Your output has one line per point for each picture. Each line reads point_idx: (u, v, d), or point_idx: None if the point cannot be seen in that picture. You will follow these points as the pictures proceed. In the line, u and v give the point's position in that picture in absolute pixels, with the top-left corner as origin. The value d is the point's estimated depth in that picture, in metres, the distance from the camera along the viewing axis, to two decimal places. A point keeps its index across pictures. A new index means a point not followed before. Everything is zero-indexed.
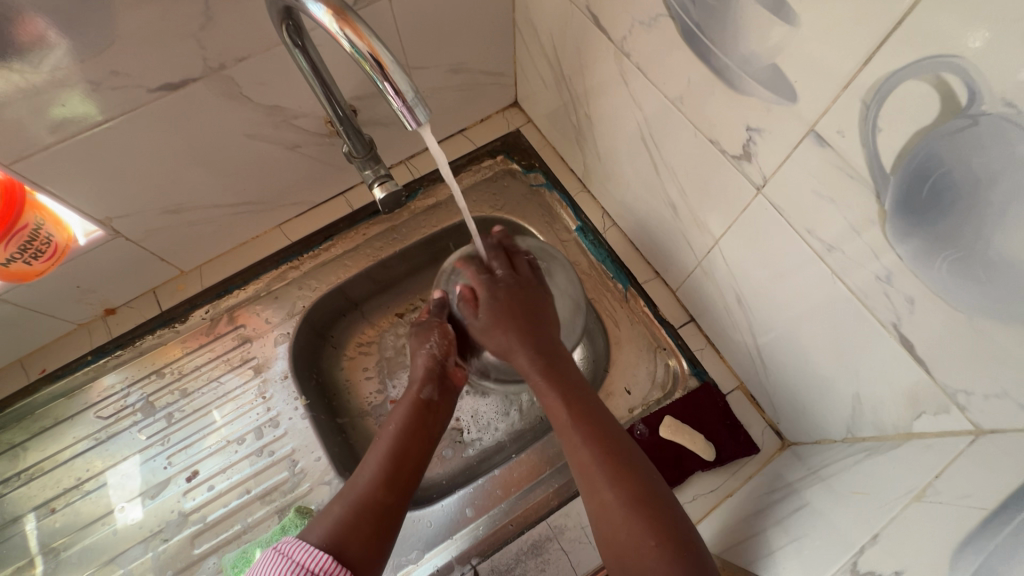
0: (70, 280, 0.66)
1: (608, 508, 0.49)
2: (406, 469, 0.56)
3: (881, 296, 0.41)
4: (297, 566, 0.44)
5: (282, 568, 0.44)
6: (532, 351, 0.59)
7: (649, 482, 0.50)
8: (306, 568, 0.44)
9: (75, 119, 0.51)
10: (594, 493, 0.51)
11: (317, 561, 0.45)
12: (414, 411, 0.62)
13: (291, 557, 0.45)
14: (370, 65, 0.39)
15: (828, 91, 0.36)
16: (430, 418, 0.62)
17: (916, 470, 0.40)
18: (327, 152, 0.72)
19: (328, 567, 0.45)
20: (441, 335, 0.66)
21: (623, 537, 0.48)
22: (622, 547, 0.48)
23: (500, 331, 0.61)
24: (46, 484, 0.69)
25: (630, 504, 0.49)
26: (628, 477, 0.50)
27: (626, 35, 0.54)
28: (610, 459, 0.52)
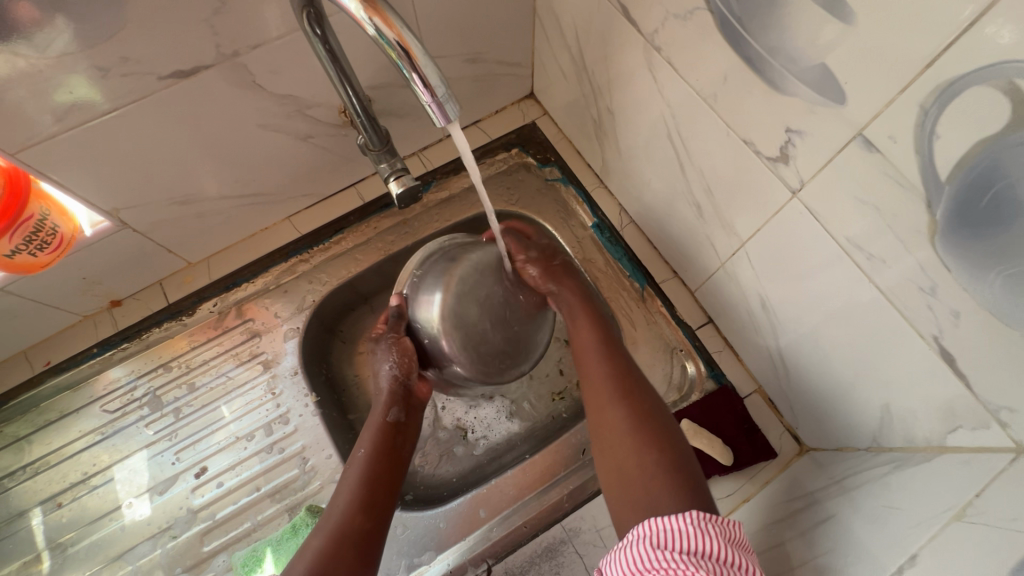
0: (76, 272, 0.65)
1: (615, 425, 0.55)
2: (380, 492, 0.56)
3: (921, 308, 0.40)
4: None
5: None
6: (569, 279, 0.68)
7: (654, 409, 0.55)
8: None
9: (83, 105, 0.49)
10: (604, 423, 0.55)
11: None
12: (382, 437, 0.61)
13: None
14: (398, 54, 0.37)
15: (883, 93, 0.35)
16: (401, 439, 0.61)
17: (953, 488, 0.39)
18: (339, 143, 0.70)
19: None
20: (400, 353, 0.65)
21: (626, 460, 0.52)
22: (618, 464, 0.53)
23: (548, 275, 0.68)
24: (52, 478, 0.67)
25: (636, 439, 0.53)
26: (631, 405, 0.55)
27: (658, 29, 0.52)
28: (618, 394, 0.56)
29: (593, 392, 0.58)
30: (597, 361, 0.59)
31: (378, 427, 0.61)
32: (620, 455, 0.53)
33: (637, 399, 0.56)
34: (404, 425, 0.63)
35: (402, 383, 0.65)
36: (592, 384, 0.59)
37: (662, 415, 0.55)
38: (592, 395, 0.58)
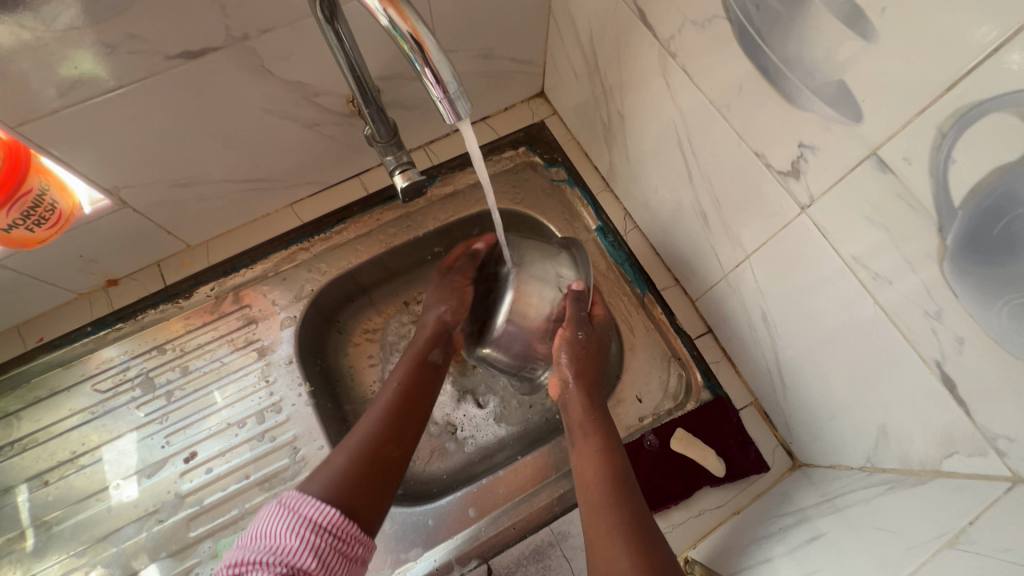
0: (74, 249, 0.64)
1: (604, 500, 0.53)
2: (408, 423, 0.60)
3: (926, 332, 0.39)
4: (306, 520, 0.46)
5: (292, 522, 0.45)
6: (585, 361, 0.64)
7: (644, 518, 0.51)
8: (317, 523, 0.46)
9: (88, 80, 0.49)
10: (595, 506, 0.53)
11: (326, 516, 0.47)
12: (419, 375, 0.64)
13: (298, 511, 0.46)
14: (411, 47, 0.36)
15: (900, 114, 0.34)
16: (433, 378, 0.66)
17: (948, 514, 0.39)
18: (346, 132, 0.69)
19: (340, 524, 0.47)
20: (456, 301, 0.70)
21: (612, 534, 0.49)
22: (601, 542, 0.50)
23: (579, 369, 0.63)
24: (40, 455, 0.67)
25: (627, 545, 0.48)
26: (624, 514, 0.51)
27: (675, 35, 0.51)
28: (610, 503, 0.52)
29: (585, 477, 0.56)
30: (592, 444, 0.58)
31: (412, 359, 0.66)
32: (604, 532, 0.50)
33: (629, 510, 0.51)
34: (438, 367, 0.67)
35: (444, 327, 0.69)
36: (589, 494, 0.54)
37: (651, 527, 0.50)
38: (584, 479, 0.56)
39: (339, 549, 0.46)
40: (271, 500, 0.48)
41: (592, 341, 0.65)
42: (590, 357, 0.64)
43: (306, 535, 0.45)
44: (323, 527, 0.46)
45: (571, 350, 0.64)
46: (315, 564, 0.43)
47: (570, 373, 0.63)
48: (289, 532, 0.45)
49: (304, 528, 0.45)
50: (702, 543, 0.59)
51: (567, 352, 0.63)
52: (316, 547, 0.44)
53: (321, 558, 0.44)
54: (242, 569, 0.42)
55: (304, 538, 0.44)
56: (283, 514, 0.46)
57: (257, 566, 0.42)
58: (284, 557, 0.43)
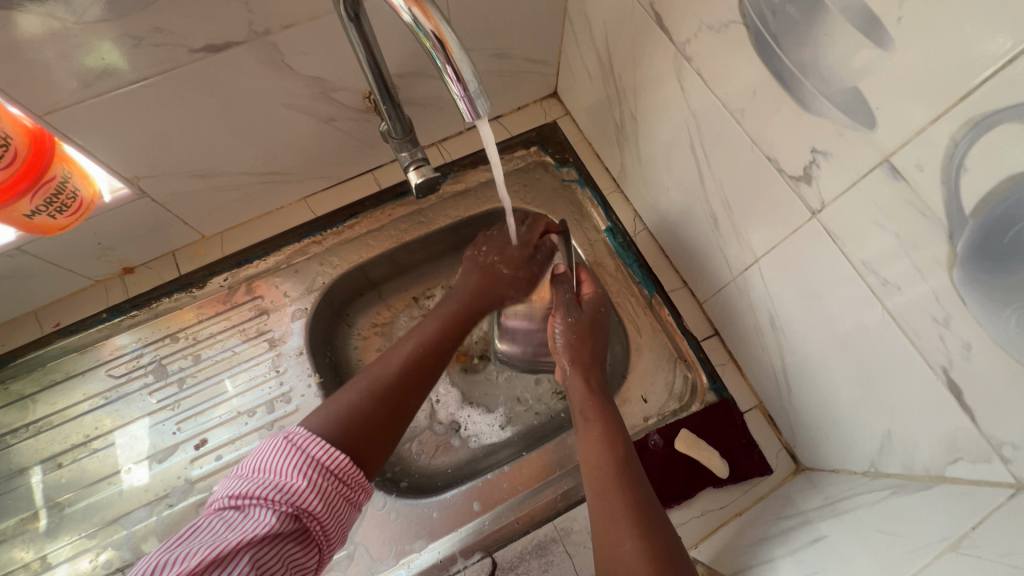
0: (92, 237, 0.65)
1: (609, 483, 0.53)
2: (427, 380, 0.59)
3: (933, 338, 0.40)
4: (313, 462, 0.46)
5: (300, 462, 0.46)
6: (582, 344, 0.65)
7: (650, 500, 0.51)
8: (324, 466, 0.47)
9: (113, 71, 0.50)
10: (600, 490, 0.53)
11: (334, 461, 0.47)
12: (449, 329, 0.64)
13: (306, 451, 0.47)
14: (433, 44, 0.37)
15: (914, 122, 0.35)
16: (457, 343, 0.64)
17: (951, 519, 0.39)
18: (361, 128, 0.70)
19: (346, 469, 0.48)
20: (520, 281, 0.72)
21: (618, 516, 0.50)
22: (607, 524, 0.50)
23: (574, 350, 0.65)
24: (54, 438, 0.68)
25: (633, 527, 0.48)
26: (630, 496, 0.51)
27: (691, 38, 0.51)
28: (617, 484, 0.52)
29: (590, 460, 0.56)
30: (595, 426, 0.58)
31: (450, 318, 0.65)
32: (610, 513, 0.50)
33: (637, 494, 0.51)
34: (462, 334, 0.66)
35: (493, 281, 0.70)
36: (594, 476, 0.54)
37: (659, 512, 0.51)
38: (589, 462, 0.56)
39: (341, 491, 0.47)
40: (281, 432, 0.48)
41: (585, 318, 0.67)
42: (584, 340, 0.65)
43: (312, 477, 0.46)
44: (330, 471, 0.47)
45: (566, 332, 0.66)
46: (319, 504, 0.45)
47: (569, 359, 0.64)
48: (295, 471, 0.45)
49: (311, 470, 0.46)
50: (704, 543, 0.60)
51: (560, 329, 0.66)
52: (321, 490, 0.46)
53: (324, 501, 0.46)
54: (244, 501, 0.43)
55: (310, 479, 0.45)
56: (291, 452, 0.46)
57: (260, 503, 0.43)
58: (287, 497, 0.44)
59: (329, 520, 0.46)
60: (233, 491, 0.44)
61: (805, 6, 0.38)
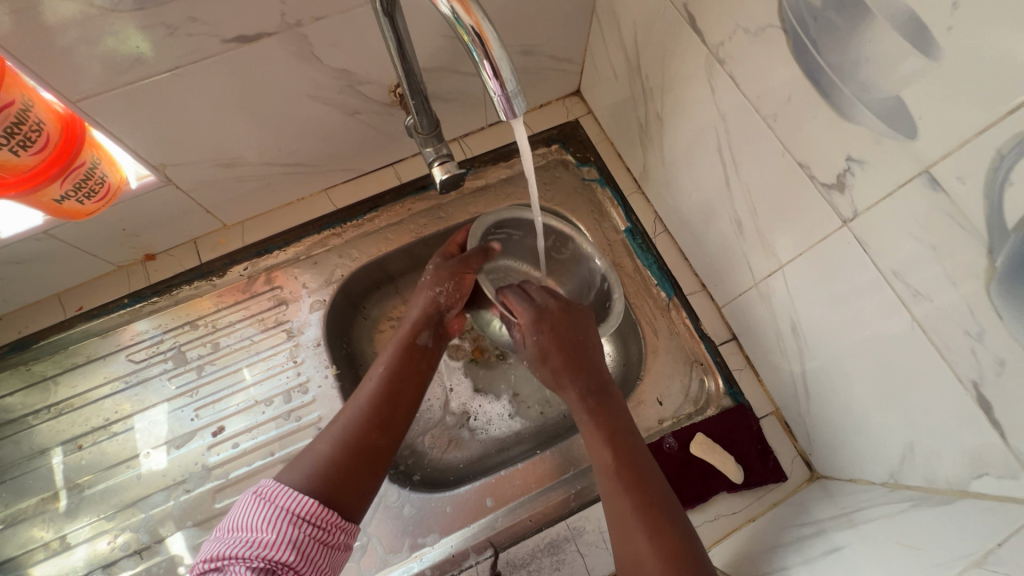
0: (117, 223, 0.66)
1: (613, 482, 0.53)
2: (396, 410, 0.57)
3: (963, 352, 0.40)
4: (283, 512, 0.46)
5: (269, 514, 0.46)
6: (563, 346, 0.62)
7: (656, 489, 0.52)
8: (294, 514, 0.46)
9: (146, 59, 0.50)
10: (610, 488, 0.53)
11: (303, 507, 0.47)
12: (403, 355, 0.62)
13: (275, 502, 0.47)
14: (471, 39, 0.37)
15: (960, 132, 0.34)
16: (424, 362, 0.63)
17: (976, 534, 0.39)
18: (385, 121, 0.70)
19: (317, 513, 0.47)
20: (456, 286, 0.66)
21: (629, 514, 0.51)
22: (621, 522, 0.51)
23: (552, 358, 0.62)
24: (74, 420, 0.69)
25: (644, 523, 0.50)
26: (636, 489, 0.52)
27: (724, 41, 0.51)
28: (622, 479, 0.53)
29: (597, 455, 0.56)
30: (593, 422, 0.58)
31: (401, 342, 0.63)
32: (622, 511, 0.51)
33: (639, 488, 0.52)
34: (429, 352, 0.64)
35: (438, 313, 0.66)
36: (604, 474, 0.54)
37: (668, 499, 0.52)
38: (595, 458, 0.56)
39: (319, 538, 0.46)
40: (249, 490, 0.48)
41: (547, 337, 0.62)
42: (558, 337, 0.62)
43: (283, 528, 0.45)
44: (301, 519, 0.46)
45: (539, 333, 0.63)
46: (295, 555, 0.44)
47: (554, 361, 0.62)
48: (267, 524, 0.45)
49: (281, 520, 0.45)
50: (716, 547, 0.60)
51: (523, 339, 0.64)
52: (294, 539, 0.45)
53: (301, 550, 0.45)
54: (222, 562, 0.43)
55: (281, 530, 0.45)
56: (260, 505, 0.46)
57: (234, 560, 0.43)
58: (260, 551, 0.44)
59: (310, 569, 0.45)
60: (209, 554, 0.44)
61: (848, 13, 0.38)
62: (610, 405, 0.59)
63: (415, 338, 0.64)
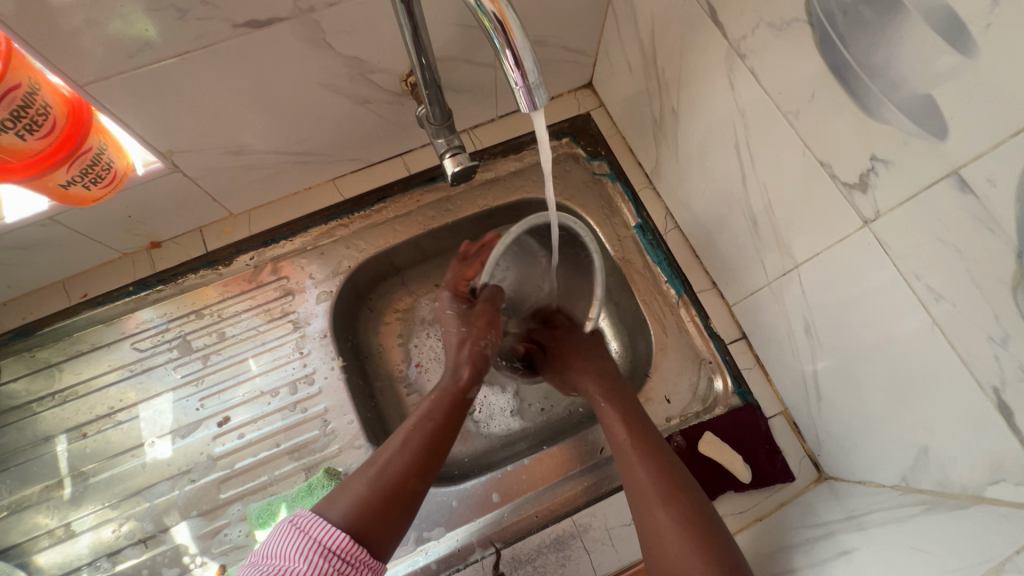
0: (123, 210, 0.65)
1: (650, 506, 0.54)
2: (436, 452, 0.57)
3: (985, 357, 0.39)
4: (315, 544, 0.47)
5: (302, 544, 0.47)
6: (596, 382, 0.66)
7: (698, 505, 0.54)
8: (325, 547, 0.47)
9: (155, 43, 0.49)
10: (647, 510, 0.54)
11: (335, 540, 0.48)
12: (447, 394, 0.63)
13: (308, 532, 0.48)
14: (493, 25, 0.36)
15: (992, 134, 0.34)
16: (465, 412, 0.63)
17: (992, 541, 0.38)
18: (395, 111, 0.69)
19: (347, 547, 0.48)
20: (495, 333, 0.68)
21: (666, 534, 0.52)
22: (658, 542, 0.53)
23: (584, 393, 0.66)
24: (79, 408, 0.69)
25: (685, 542, 0.51)
26: (678, 504, 0.54)
27: (746, 35, 0.50)
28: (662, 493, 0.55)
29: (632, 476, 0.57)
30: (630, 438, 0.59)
31: (449, 390, 0.63)
32: (660, 533, 0.53)
33: (682, 511, 0.53)
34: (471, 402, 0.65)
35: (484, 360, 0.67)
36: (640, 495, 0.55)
37: (710, 517, 0.53)
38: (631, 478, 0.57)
39: (346, 573, 0.47)
40: (285, 519, 0.50)
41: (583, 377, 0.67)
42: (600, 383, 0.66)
43: (314, 560, 0.46)
44: (332, 552, 0.47)
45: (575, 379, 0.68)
46: None
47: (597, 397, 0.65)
48: (300, 554, 0.46)
49: (312, 551, 0.47)
50: None
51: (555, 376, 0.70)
52: (323, 570, 0.46)
53: None
54: None
55: (313, 561, 0.46)
56: (294, 535, 0.48)
57: None
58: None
59: None
60: None
61: (881, 9, 0.37)
62: (650, 427, 0.61)
63: (462, 387, 0.64)
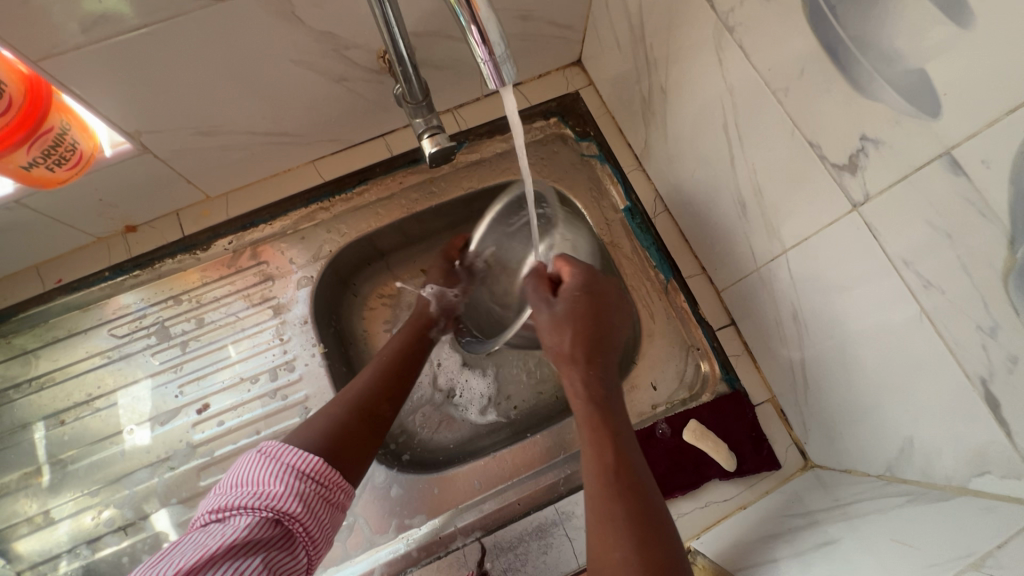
0: (94, 193, 0.63)
1: (602, 460, 0.49)
2: (399, 393, 0.61)
3: (974, 346, 0.38)
4: (289, 468, 0.47)
5: (275, 470, 0.47)
6: (578, 331, 0.55)
7: (641, 472, 0.50)
8: (298, 470, 0.47)
9: (112, 16, 0.46)
10: (601, 461, 0.50)
11: (310, 463, 0.48)
12: (405, 343, 0.67)
13: (281, 459, 0.47)
14: (458, 1, 0.34)
15: (988, 110, 0.32)
16: (424, 352, 0.68)
17: (975, 534, 0.37)
18: (374, 90, 0.67)
19: (321, 470, 0.48)
20: (454, 291, 0.74)
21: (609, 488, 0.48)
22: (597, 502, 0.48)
23: (563, 345, 0.56)
24: (56, 395, 0.68)
25: (626, 510, 0.46)
26: (625, 466, 0.49)
27: (735, 7, 0.48)
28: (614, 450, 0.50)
29: (591, 428, 0.52)
30: (591, 388, 0.54)
31: (408, 330, 0.69)
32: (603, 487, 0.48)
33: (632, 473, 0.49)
34: (428, 343, 0.70)
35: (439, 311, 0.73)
36: (597, 450, 0.50)
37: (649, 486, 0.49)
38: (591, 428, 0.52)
39: (321, 494, 0.48)
40: (254, 448, 0.49)
41: (579, 311, 0.56)
42: (583, 320, 0.56)
43: (289, 482, 0.46)
44: (306, 474, 0.47)
45: (560, 317, 0.57)
46: (299, 509, 0.45)
47: (563, 334, 0.56)
48: (273, 478, 0.46)
49: (286, 475, 0.47)
50: (705, 535, 0.59)
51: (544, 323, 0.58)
52: (298, 492, 0.46)
53: (305, 503, 0.46)
54: (230, 511, 0.44)
55: (287, 484, 0.46)
56: (265, 461, 0.47)
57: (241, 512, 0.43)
58: (269, 502, 0.44)
59: (313, 522, 0.46)
60: (218, 504, 0.44)
61: None
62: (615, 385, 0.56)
63: (423, 327, 0.70)
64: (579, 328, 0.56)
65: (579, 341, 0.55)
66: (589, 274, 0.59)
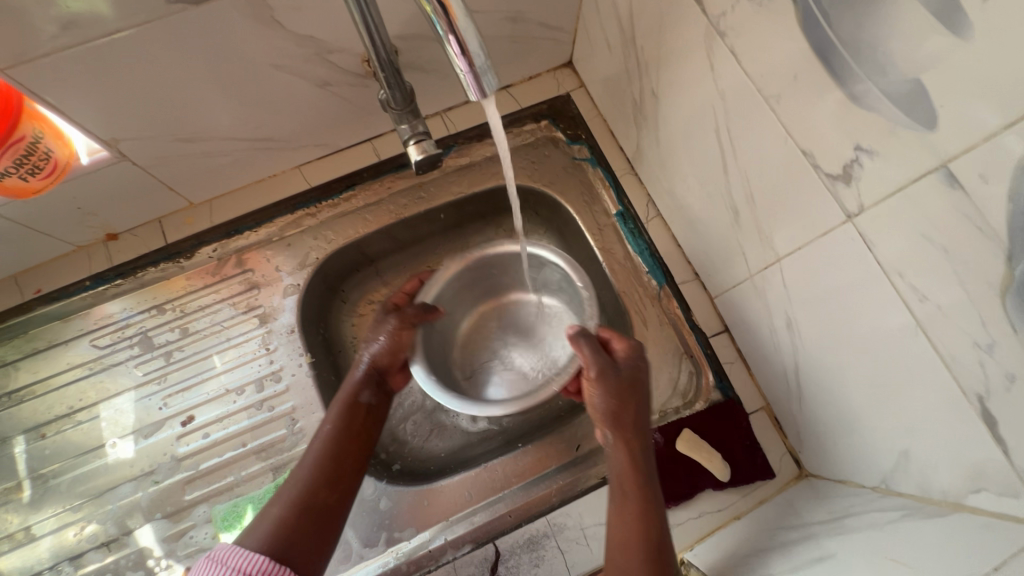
0: (71, 201, 0.61)
1: (620, 546, 0.49)
2: (346, 465, 0.54)
3: (970, 363, 0.37)
4: (232, 573, 0.43)
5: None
6: (608, 408, 0.53)
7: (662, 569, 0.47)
8: (244, 575, 0.43)
9: (83, 21, 0.45)
10: (615, 549, 0.49)
11: (255, 564, 0.44)
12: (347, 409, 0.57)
13: (226, 563, 0.43)
14: (435, 9, 0.33)
15: (986, 123, 0.31)
16: (370, 421, 0.58)
17: (970, 553, 0.36)
18: (360, 94, 0.65)
19: (269, 571, 0.44)
20: (392, 342, 0.61)
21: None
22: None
23: (603, 416, 0.54)
24: (37, 408, 0.66)
25: None
26: (644, 558, 0.48)
27: (727, 11, 0.46)
28: (632, 534, 0.49)
29: (618, 511, 0.51)
30: (618, 469, 0.52)
31: (343, 400, 0.57)
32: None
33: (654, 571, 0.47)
34: (373, 409, 0.59)
35: (376, 368, 0.60)
36: (618, 537, 0.49)
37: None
38: (614, 514, 0.51)
39: None
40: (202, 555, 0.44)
41: (609, 391, 0.54)
42: (624, 403, 0.54)
43: None
44: None
45: (603, 392, 0.54)
46: None
47: (596, 416, 0.54)
48: None
49: None
50: (698, 546, 0.58)
51: (598, 392, 0.54)
52: None
53: None
54: None
55: None
56: (209, 568, 0.43)
57: None
58: None
59: None
60: None
61: None
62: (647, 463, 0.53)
63: (356, 396, 0.58)
64: (615, 406, 0.53)
65: (605, 425, 0.53)
66: (637, 351, 0.57)
